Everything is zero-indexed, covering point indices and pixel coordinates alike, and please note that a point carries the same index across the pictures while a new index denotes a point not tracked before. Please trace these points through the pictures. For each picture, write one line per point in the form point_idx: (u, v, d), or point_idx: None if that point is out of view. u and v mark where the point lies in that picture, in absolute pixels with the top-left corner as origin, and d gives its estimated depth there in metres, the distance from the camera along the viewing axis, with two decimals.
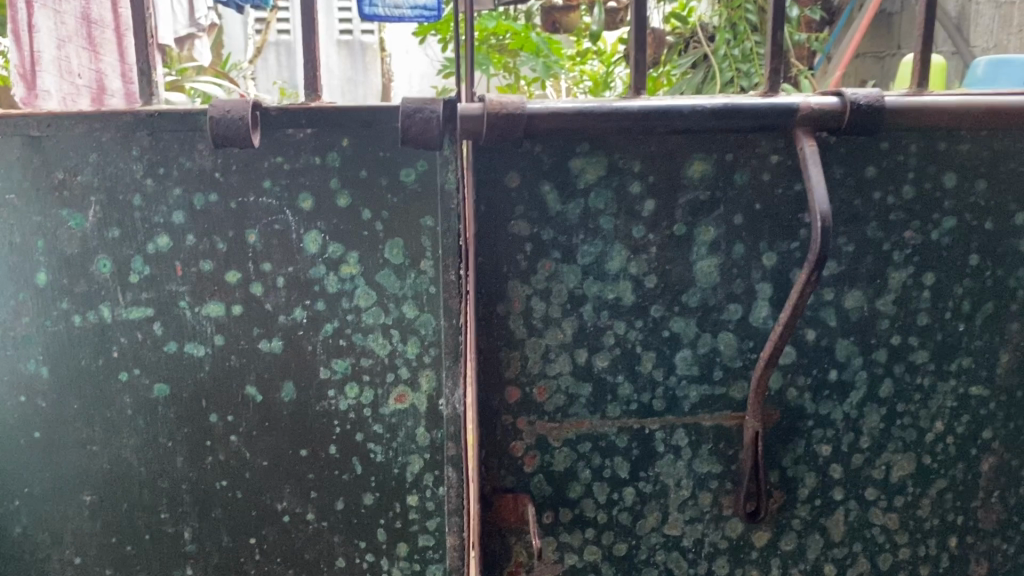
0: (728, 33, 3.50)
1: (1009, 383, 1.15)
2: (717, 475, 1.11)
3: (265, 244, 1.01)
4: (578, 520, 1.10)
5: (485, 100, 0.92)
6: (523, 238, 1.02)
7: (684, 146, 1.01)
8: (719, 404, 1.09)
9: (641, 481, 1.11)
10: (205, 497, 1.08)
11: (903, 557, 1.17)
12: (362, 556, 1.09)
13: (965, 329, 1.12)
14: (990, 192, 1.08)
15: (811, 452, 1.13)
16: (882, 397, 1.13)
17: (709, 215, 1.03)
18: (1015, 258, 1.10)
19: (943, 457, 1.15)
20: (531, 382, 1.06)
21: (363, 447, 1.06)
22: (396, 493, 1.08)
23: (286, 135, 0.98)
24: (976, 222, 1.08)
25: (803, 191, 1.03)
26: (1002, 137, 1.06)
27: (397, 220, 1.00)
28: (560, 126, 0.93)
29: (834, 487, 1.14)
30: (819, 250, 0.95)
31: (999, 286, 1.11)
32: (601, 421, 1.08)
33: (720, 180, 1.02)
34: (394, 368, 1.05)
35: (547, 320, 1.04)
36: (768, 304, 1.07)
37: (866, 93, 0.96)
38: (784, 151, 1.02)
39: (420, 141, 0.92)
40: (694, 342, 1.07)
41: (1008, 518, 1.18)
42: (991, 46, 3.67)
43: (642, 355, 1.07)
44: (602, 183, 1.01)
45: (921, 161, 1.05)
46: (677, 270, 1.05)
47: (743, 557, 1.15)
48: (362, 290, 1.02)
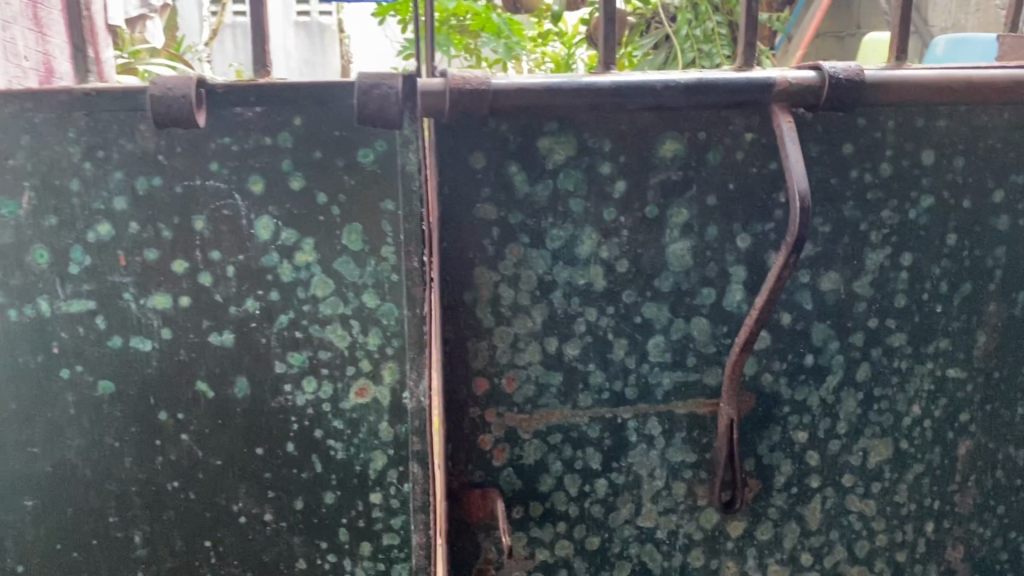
0: (689, 12, 3.44)
1: (986, 365, 1.12)
2: (692, 464, 1.08)
3: (213, 231, 0.95)
4: (549, 514, 1.06)
5: (446, 75, 0.87)
6: (490, 222, 0.96)
7: (656, 124, 0.96)
8: (693, 391, 1.06)
9: (613, 472, 1.07)
10: (156, 499, 1.02)
11: (880, 543, 1.15)
12: (324, 556, 1.04)
13: (943, 311, 1.09)
14: (967, 169, 1.04)
15: (786, 439, 1.10)
16: (859, 381, 1.09)
17: (681, 196, 0.99)
18: (992, 237, 1.07)
19: (920, 441, 1.13)
20: (499, 373, 1.01)
21: (322, 443, 1.01)
22: (359, 491, 1.03)
23: (235, 114, 0.92)
24: (953, 201, 1.05)
25: (778, 170, 0.99)
26: (980, 112, 1.03)
27: (355, 204, 0.94)
28: (526, 103, 0.88)
29: (810, 474, 1.11)
30: (798, 229, 0.91)
31: (976, 266, 1.08)
32: (573, 411, 1.04)
33: (694, 160, 0.98)
34: (354, 361, 0.99)
35: (516, 308, 1.00)
36: (742, 287, 1.03)
37: (845, 66, 0.92)
38: (760, 129, 0.98)
39: (378, 120, 0.86)
40: (667, 328, 1.03)
41: (984, 501, 1.16)
42: (951, 26, 3.67)
43: (613, 342, 1.03)
44: (571, 163, 0.96)
45: (898, 138, 1.02)
46: (649, 254, 1.00)
47: (719, 547, 1.11)
48: (320, 278, 0.97)
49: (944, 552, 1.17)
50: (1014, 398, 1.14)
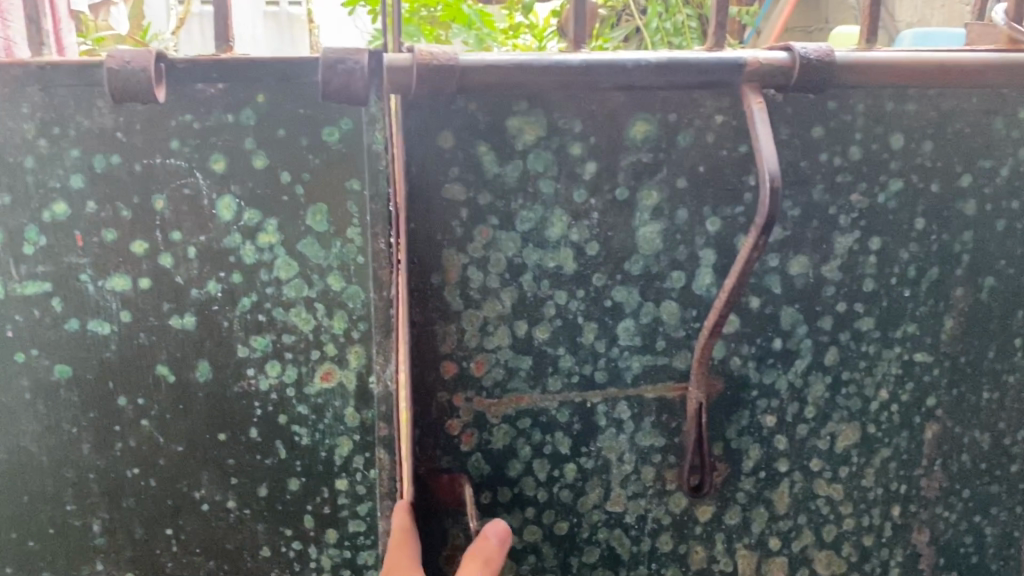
0: (660, 4, 3.43)
1: (952, 349, 1.12)
2: (661, 449, 1.07)
3: (174, 211, 0.92)
4: (517, 499, 1.05)
5: (413, 51, 0.85)
6: (458, 203, 0.95)
7: (627, 105, 0.95)
8: (662, 375, 1.05)
9: (582, 457, 1.06)
10: (115, 487, 0.99)
11: (847, 528, 1.15)
12: (289, 544, 1.02)
13: (910, 296, 1.09)
14: (936, 153, 1.04)
15: (755, 423, 1.10)
16: (827, 365, 1.09)
17: (652, 178, 0.98)
18: (959, 222, 1.07)
19: (887, 425, 1.13)
20: (468, 356, 1.00)
21: (286, 429, 0.99)
22: (324, 478, 1.01)
23: (195, 90, 0.89)
24: (922, 185, 1.05)
25: (748, 152, 0.98)
26: (949, 96, 1.02)
27: (320, 184, 0.92)
28: (493, 80, 0.87)
29: (778, 459, 1.11)
30: (769, 210, 0.90)
31: (943, 251, 1.08)
32: (542, 395, 1.03)
33: (664, 142, 0.97)
34: (319, 345, 0.97)
35: (484, 291, 0.98)
36: (712, 271, 1.02)
37: (815, 47, 0.91)
38: (732, 111, 0.97)
39: (342, 97, 0.85)
40: (636, 312, 1.02)
41: (950, 486, 1.17)
42: (918, 21, 3.69)
43: (583, 326, 1.02)
44: (541, 144, 0.94)
45: (868, 122, 1.01)
46: (619, 236, 0.99)
47: (688, 532, 1.11)
48: (283, 260, 0.94)
49: (910, 536, 1.17)
50: (981, 383, 1.14)
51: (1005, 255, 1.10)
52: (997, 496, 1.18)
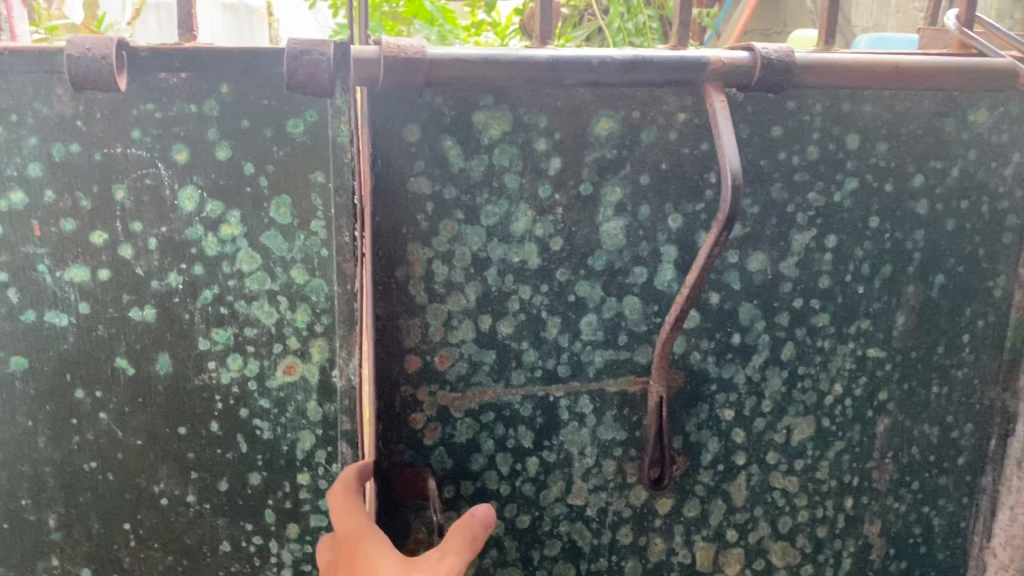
0: (622, 5, 3.45)
1: (904, 345, 1.15)
2: (622, 442, 1.09)
3: (135, 202, 0.91)
4: (480, 492, 1.06)
5: (380, 44, 0.85)
6: (423, 197, 0.94)
7: (591, 101, 0.95)
8: (624, 369, 1.06)
9: (545, 450, 1.07)
10: (72, 480, 0.98)
11: (801, 519, 1.18)
12: (249, 538, 1.02)
13: (864, 292, 1.12)
14: (890, 154, 1.06)
15: (713, 417, 1.12)
16: (784, 360, 1.12)
17: (616, 173, 0.99)
18: (912, 221, 1.10)
19: (841, 419, 1.16)
20: (432, 351, 1.00)
21: (248, 423, 0.99)
22: (286, 472, 1.00)
23: (158, 80, 0.87)
24: (876, 185, 1.07)
25: (709, 150, 0.99)
26: (903, 98, 1.04)
27: (284, 176, 0.92)
28: (458, 74, 0.87)
29: (735, 452, 1.14)
30: (728, 208, 0.91)
31: (896, 249, 1.11)
32: (505, 389, 1.04)
33: (629, 139, 0.97)
34: (281, 338, 0.97)
35: (450, 286, 0.98)
36: (673, 267, 1.03)
37: (776, 48, 0.93)
38: (695, 109, 0.98)
39: (307, 88, 0.84)
40: (599, 307, 1.03)
41: (901, 478, 1.20)
42: (872, 26, 3.76)
43: (547, 320, 1.03)
44: (507, 139, 0.95)
45: (825, 122, 1.03)
46: (584, 232, 1.00)
47: (647, 525, 1.13)
48: (245, 252, 0.94)
49: (861, 526, 1.21)
50: (931, 378, 1.17)
51: (955, 253, 1.13)
52: (945, 487, 1.22)
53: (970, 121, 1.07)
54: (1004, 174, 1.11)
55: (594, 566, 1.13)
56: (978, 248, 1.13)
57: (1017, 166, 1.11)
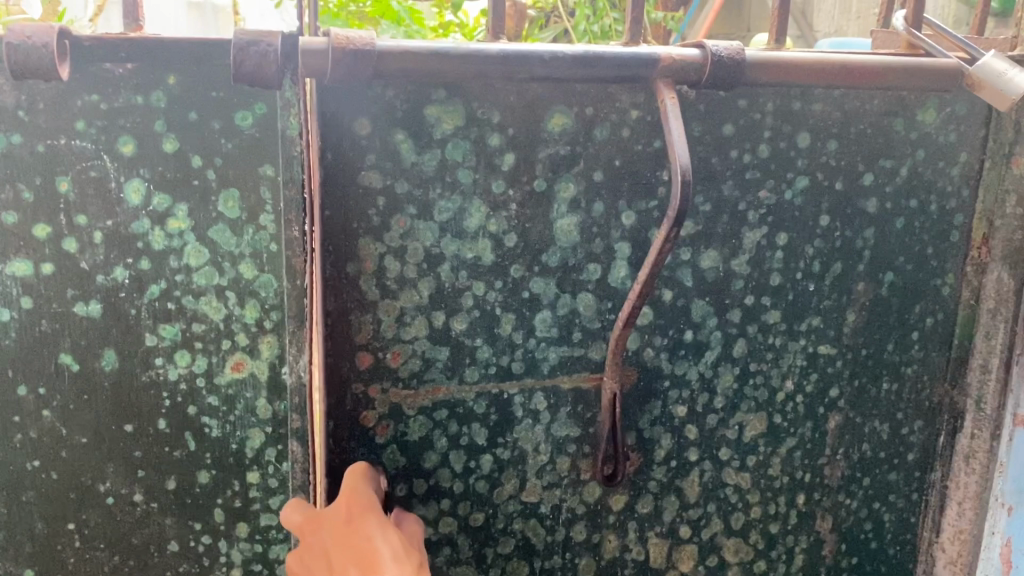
0: (586, 7, 3.45)
1: (854, 342, 1.16)
2: (576, 439, 1.09)
3: (79, 195, 0.89)
4: (432, 491, 1.05)
5: (328, 35, 0.84)
6: (375, 191, 0.94)
7: (543, 97, 0.95)
8: (578, 366, 1.06)
9: (499, 448, 1.06)
10: (14, 479, 0.96)
11: (754, 515, 1.19)
12: (198, 538, 1.00)
13: (815, 290, 1.13)
14: (841, 153, 1.08)
15: (666, 413, 1.12)
16: (736, 356, 1.12)
17: (569, 171, 0.99)
18: (862, 219, 1.11)
19: (792, 415, 1.17)
20: (384, 348, 0.99)
21: (196, 420, 0.97)
22: (235, 470, 0.99)
23: (102, 70, 0.86)
24: (826, 183, 1.09)
25: (661, 147, 1.00)
26: (853, 97, 1.06)
27: (232, 169, 0.91)
28: (406, 67, 0.86)
29: (689, 448, 1.14)
30: (679, 205, 0.91)
31: (847, 247, 1.12)
32: (459, 386, 1.03)
33: (582, 135, 0.98)
34: (230, 334, 0.96)
35: (402, 281, 0.97)
36: (627, 264, 1.04)
37: (726, 45, 0.93)
38: (647, 106, 0.98)
39: (254, 79, 0.83)
40: (554, 304, 1.03)
41: (851, 474, 1.21)
42: (832, 32, 3.82)
43: (501, 317, 1.02)
44: (460, 133, 0.94)
45: (776, 121, 1.04)
46: (537, 228, 1.00)
47: (601, 521, 1.13)
48: (193, 246, 0.92)
49: (813, 522, 1.22)
50: (880, 374, 1.19)
51: (904, 252, 1.14)
52: (895, 483, 1.24)
53: (918, 121, 1.09)
54: (950, 174, 1.13)
55: (547, 563, 1.12)
56: (926, 247, 1.15)
57: (962, 166, 1.13)
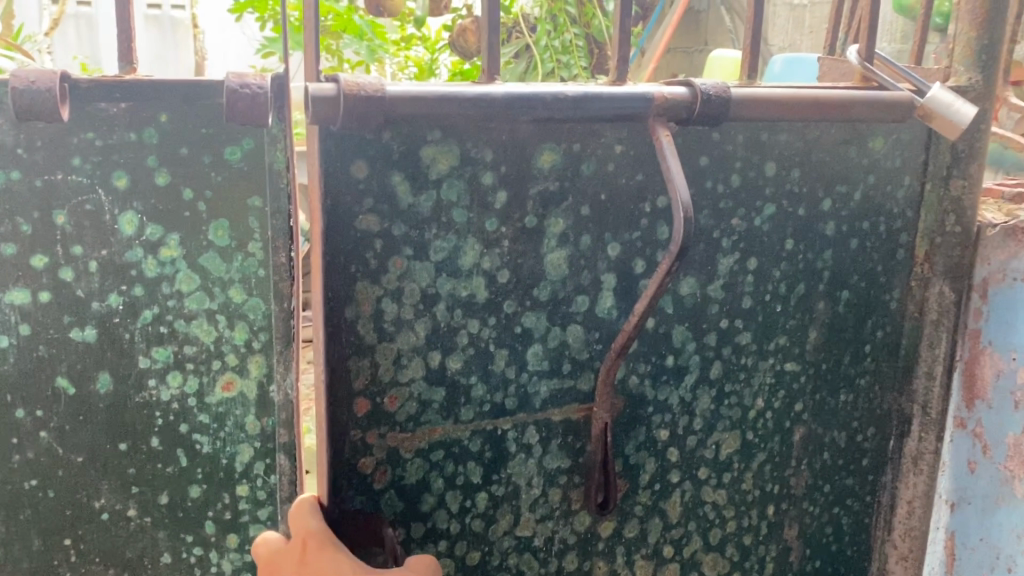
0: (547, 25, 4.05)
1: (816, 357, 1.23)
2: (566, 470, 1.15)
3: (75, 226, 0.94)
4: (430, 533, 1.10)
5: (338, 82, 0.89)
6: (372, 234, 0.98)
7: (535, 135, 1.02)
8: (568, 398, 1.13)
9: (493, 484, 1.12)
10: (11, 498, 1.00)
11: (730, 530, 1.25)
12: (190, 550, 1.05)
13: (782, 310, 1.19)
14: (802, 180, 1.15)
15: (650, 438, 1.17)
16: (713, 379, 1.18)
17: (559, 206, 1.05)
18: (821, 242, 1.19)
19: (762, 431, 1.23)
20: (381, 392, 1.03)
21: (188, 438, 1.02)
22: (225, 484, 1.04)
23: (98, 109, 0.91)
24: (791, 209, 1.15)
25: (643, 180, 1.08)
26: (812, 128, 1.13)
27: (221, 200, 0.96)
28: (420, 110, 0.93)
29: (671, 470, 1.19)
30: (681, 240, 0.98)
31: (808, 269, 1.19)
32: (454, 425, 1.08)
33: (562, 172, 1.04)
34: (220, 355, 1.01)
35: (399, 323, 1.02)
36: (612, 294, 1.11)
37: (712, 83, 1.01)
38: (628, 145, 1.06)
39: (248, 119, 0.89)
40: (544, 336, 1.10)
41: (816, 483, 1.28)
42: (787, 46, 4.01)
43: (495, 353, 1.08)
44: (455, 173, 1.00)
45: (746, 152, 1.10)
46: (529, 262, 1.06)
47: (591, 548, 1.18)
48: (184, 273, 0.98)
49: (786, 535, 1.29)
50: (839, 387, 1.26)
51: (858, 271, 1.22)
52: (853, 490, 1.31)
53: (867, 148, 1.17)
54: (897, 197, 1.21)
55: None
56: (876, 265, 1.23)
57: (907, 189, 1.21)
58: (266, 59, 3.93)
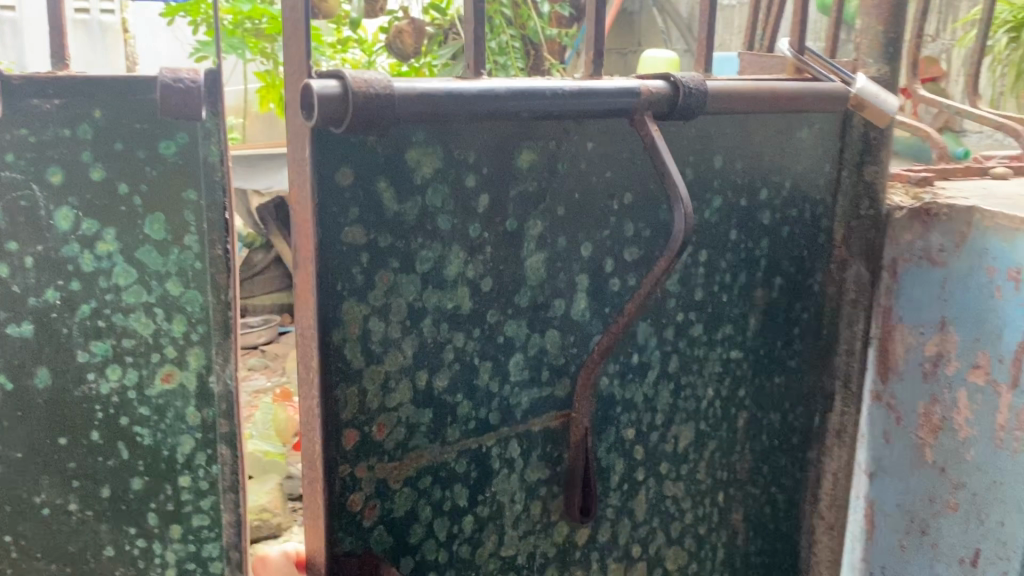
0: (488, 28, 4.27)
1: (756, 342, 1.25)
2: (545, 481, 1.09)
3: (9, 222, 0.95)
4: (419, 567, 1.00)
5: (343, 79, 0.77)
6: (358, 247, 0.87)
7: (510, 135, 0.95)
8: (546, 405, 1.07)
9: (479, 505, 1.04)
10: None
11: (688, 521, 1.25)
12: (133, 542, 1.06)
13: (727, 299, 1.19)
14: (745, 171, 1.14)
15: (619, 438, 1.13)
16: (670, 372, 1.16)
17: (535, 208, 1.00)
18: (760, 231, 1.19)
19: (711, 420, 1.23)
20: (370, 420, 0.93)
21: (129, 431, 1.03)
22: (167, 475, 1.05)
23: (31, 105, 0.92)
24: (735, 201, 1.15)
25: (611, 178, 1.04)
26: (753, 122, 1.13)
27: (157, 194, 0.97)
28: (429, 107, 0.83)
29: (636, 468, 1.17)
30: (682, 240, 0.96)
31: (750, 258, 1.19)
32: (441, 448, 0.99)
33: (541, 170, 0.98)
34: (159, 348, 1.02)
35: (386, 343, 0.92)
36: (585, 296, 1.07)
37: (690, 76, 0.98)
38: (595, 145, 1.01)
39: (179, 113, 0.93)
40: (524, 345, 1.04)
41: (757, 465, 1.31)
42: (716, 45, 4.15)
43: (479, 366, 1.01)
44: (438, 177, 0.91)
45: (695, 147, 1.08)
46: (510, 270, 1.00)
47: (569, 559, 1.14)
48: (121, 267, 0.99)
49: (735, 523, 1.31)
50: (773, 370, 1.28)
51: (789, 257, 1.24)
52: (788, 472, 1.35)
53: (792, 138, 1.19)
54: (819, 184, 1.24)
55: None
56: (803, 251, 1.25)
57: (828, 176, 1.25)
58: (196, 59, 3.99)
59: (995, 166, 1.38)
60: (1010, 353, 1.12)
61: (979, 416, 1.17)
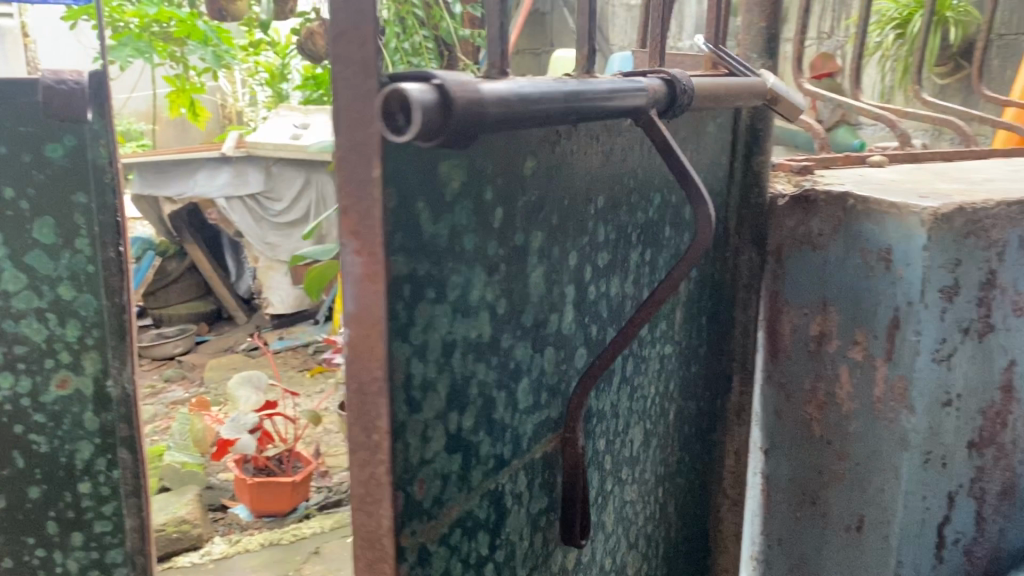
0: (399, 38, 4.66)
1: (680, 334, 1.22)
2: (544, 507, 0.94)
3: None
4: None
5: (438, 83, 0.54)
6: (401, 279, 0.66)
7: (516, 140, 0.76)
8: (544, 429, 0.92)
9: (497, 549, 0.87)
10: None
11: (640, 521, 1.20)
12: (33, 551, 1.06)
13: (662, 297, 1.15)
14: (678, 161, 1.11)
15: (597, 450, 1.03)
16: (629, 376, 1.08)
17: (536, 220, 0.82)
18: (681, 223, 1.18)
19: (655, 417, 1.18)
20: (412, 478, 0.71)
21: (24, 438, 1.03)
22: (66, 483, 1.04)
23: None
24: (666, 193, 1.11)
25: (589, 180, 0.90)
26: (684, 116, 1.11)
27: (45, 197, 0.96)
28: (515, 118, 0.60)
29: (608, 477, 1.07)
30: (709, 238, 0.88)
31: (675, 254, 1.17)
32: (468, 494, 0.80)
33: (543, 173, 0.81)
34: (52, 354, 1.01)
35: (425, 386, 0.71)
36: (572, 307, 0.92)
37: (678, 73, 0.86)
38: (580, 142, 0.87)
39: (65, 114, 0.92)
40: (530, 367, 0.87)
41: (682, 452, 1.30)
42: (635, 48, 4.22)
43: (496, 398, 0.82)
44: (465, 191, 0.71)
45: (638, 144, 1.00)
46: (518, 288, 0.82)
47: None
48: (10, 273, 0.98)
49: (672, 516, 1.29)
50: (692, 358, 1.27)
51: (703, 248, 1.24)
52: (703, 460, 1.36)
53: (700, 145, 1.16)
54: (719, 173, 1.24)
55: None
56: (708, 240, 1.25)
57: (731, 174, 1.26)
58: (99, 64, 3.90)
59: (873, 154, 1.46)
60: (884, 328, 1.13)
61: (856, 390, 1.19)
